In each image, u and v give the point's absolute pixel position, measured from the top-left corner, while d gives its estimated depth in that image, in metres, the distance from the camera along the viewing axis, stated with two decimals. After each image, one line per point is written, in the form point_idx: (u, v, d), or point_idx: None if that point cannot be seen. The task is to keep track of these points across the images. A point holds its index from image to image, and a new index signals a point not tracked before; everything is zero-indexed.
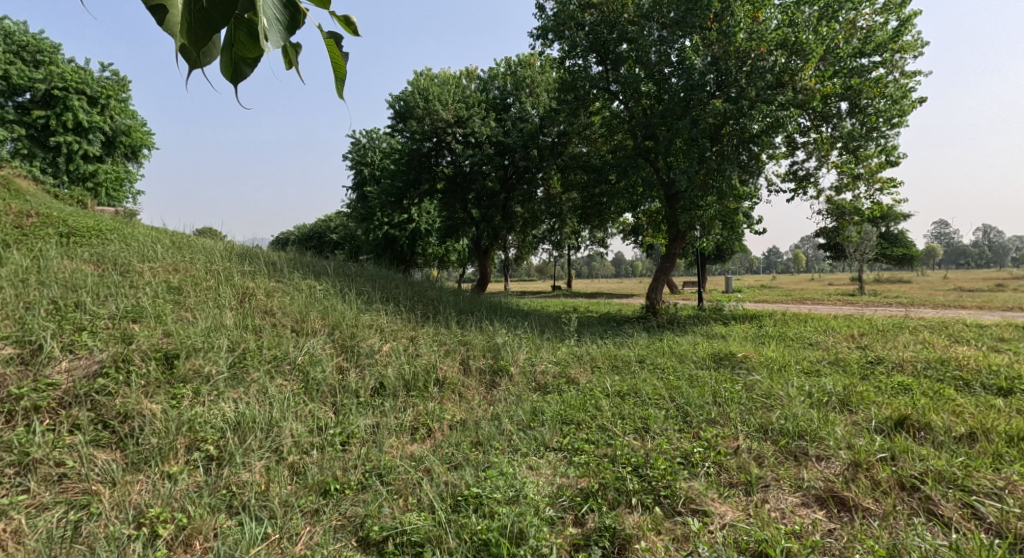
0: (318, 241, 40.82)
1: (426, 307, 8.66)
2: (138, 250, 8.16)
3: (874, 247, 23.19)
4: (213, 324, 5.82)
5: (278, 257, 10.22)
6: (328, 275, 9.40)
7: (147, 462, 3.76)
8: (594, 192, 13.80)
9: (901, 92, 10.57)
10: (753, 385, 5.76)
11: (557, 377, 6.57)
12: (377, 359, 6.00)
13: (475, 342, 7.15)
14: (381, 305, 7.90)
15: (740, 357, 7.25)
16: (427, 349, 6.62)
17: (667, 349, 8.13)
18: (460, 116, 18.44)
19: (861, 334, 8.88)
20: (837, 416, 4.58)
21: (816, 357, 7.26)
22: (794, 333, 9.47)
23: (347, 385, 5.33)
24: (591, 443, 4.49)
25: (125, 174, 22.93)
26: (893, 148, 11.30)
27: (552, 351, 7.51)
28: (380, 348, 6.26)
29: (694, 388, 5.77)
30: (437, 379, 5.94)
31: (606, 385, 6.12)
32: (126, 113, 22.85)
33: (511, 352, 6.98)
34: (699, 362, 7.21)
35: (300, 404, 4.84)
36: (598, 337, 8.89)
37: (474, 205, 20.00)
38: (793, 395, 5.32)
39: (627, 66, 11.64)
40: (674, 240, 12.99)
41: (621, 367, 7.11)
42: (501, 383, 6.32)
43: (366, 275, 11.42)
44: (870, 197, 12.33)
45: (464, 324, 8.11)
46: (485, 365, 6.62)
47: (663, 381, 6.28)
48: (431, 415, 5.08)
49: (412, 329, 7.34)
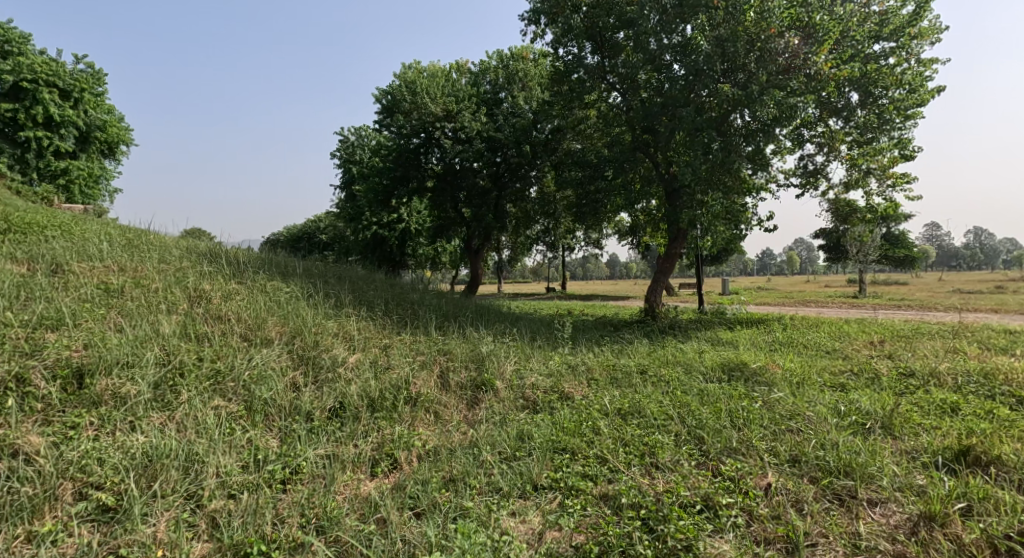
0: (306, 242, 39.69)
1: (406, 312, 7.85)
2: (81, 247, 7.30)
3: (877, 248, 22.55)
4: (147, 330, 5.00)
5: (246, 256, 9.40)
6: (299, 277, 8.59)
7: (10, 518, 2.99)
8: (589, 190, 13.05)
9: (919, 81, 9.88)
10: (776, 403, 5.00)
11: (549, 393, 5.78)
12: (344, 372, 5.22)
13: (457, 351, 6.35)
14: (355, 310, 7.11)
15: (755, 368, 6.46)
16: (401, 361, 5.83)
17: (671, 359, 7.33)
18: (450, 110, 17.63)
19: (881, 340, 8.16)
20: (884, 445, 3.84)
21: (840, 369, 6.47)
22: (806, 339, 8.73)
23: (300, 405, 4.51)
24: (589, 479, 3.74)
25: (100, 171, 21.93)
26: (908, 141, 10.60)
27: (544, 362, 6.71)
28: (347, 359, 5.47)
29: (706, 406, 5.02)
30: (409, 397, 5.14)
31: (604, 403, 5.35)
32: (102, 107, 21.85)
33: (497, 363, 6.19)
34: (708, 375, 6.43)
35: (237, 430, 3.99)
36: (595, 344, 8.09)
37: (465, 204, 19.22)
38: (823, 417, 4.56)
39: (626, 54, 11.16)
40: (674, 239, 12.27)
41: (621, 380, 6.31)
42: (484, 400, 5.55)
43: (346, 276, 10.65)
44: (881, 194, 11.63)
45: (446, 330, 7.30)
46: (466, 380, 5.82)
47: (670, 398, 5.50)
48: (399, 441, 4.29)
49: (386, 337, 6.53)
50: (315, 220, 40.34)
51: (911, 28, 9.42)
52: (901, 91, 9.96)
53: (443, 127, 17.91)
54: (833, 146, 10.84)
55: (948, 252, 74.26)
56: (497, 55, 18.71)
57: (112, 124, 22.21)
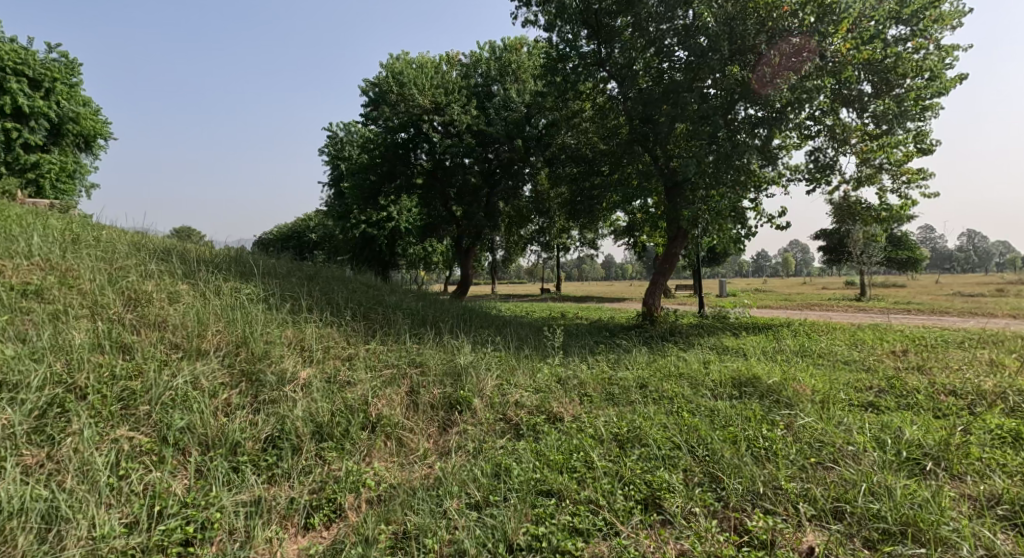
0: (295, 241, 38.65)
1: (379, 316, 7.03)
2: (8, 241, 6.45)
3: (881, 249, 21.81)
4: (52, 341, 4.17)
5: (210, 254, 8.62)
6: (263, 277, 7.76)
7: None
8: (584, 187, 12.27)
9: (940, 68, 9.12)
10: (802, 430, 4.23)
11: (534, 414, 4.99)
12: (293, 391, 4.42)
13: (432, 363, 5.55)
14: (321, 315, 6.31)
15: (770, 383, 5.69)
16: (363, 375, 5.01)
17: (674, 371, 6.52)
18: (438, 103, 16.78)
19: (905, 349, 7.41)
20: (943, 494, 3.14)
21: (866, 386, 5.70)
22: (820, 347, 7.98)
23: (228, 434, 3.70)
24: (581, 537, 3.09)
25: (75, 165, 20.94)
26: (926, 134, 9.85)
27: (531, 375, 5.91)
28: (297, 373, 4.66)
29: (719, 433, 4.26)
30: (367, 420, 4.34)
31: (598, 428, 4.58)
32: (76, 99, 20.86)
33: (477, 377, 5.40)
34: (716, 392, 5.67)
35: (130, 473, 3.24)
36: (589, 354, 7.30)
37: (455, 202, 18.43)
38: (861, 452, 3.81)
39: (624, 39, 10.29)
40: (674, 239, 11.50)
41: (618, 398, 5.55)
42: (459, 422, 4.79)
43: (321, 276, 9.84)
44: (896, 191, 10.89)
45: (421, 337, 6.48)
46: (439, 398, 5.03)
47: (676, 423, 4.72)
48: (345, 481, 3.52)
49: (352, 346, 5.72)
50: (304, 219, 39.42)
51: (932, 11, 8.68)
52: (921, 78, 9.20)
53: (431, 120, 17.06)
54: (845, 139, 10.09)
55: (943, 255, 74.05)
56: (489, 46, 17.84)
57: (88, 116, 21.24)
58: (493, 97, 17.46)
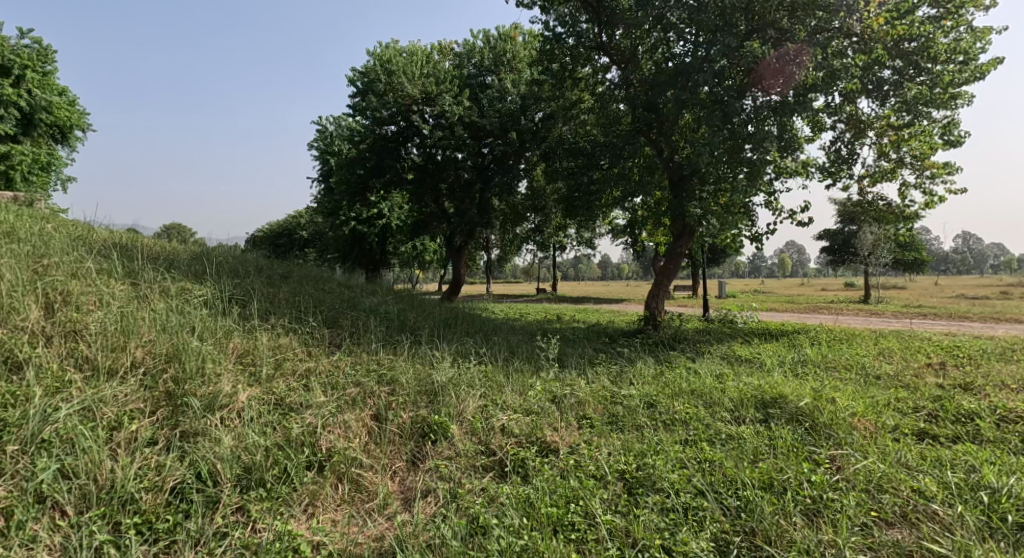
0: (285, 238, 37.58)
1: (350, 322, 6.17)
2: None
3: (889, 251, 20.99)
4: None
5: (167, 251, 7.73)
6: (219, 277, 6.84)
7: None
8: (582, 182, 11.42)
9: (975, 51, 8.28)
10: (852, 472, 3.45)
11: (523, 444, 4.15)
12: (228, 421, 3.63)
13: (404, 381, 4.70)
14: (279, 322, 5.44)
15: (798, 403, 4.89)
16: (320, 397, 4.15)
17: (685, 386, 5.70)
18: (429, 93, 15.86)
19: (943, 362, 6.62)
20: None
21: (911, 408, 4.91)
22: (845, 358, 7.20)
23: (122, 484, 2.91)
24: None
25: (48, 156, 19.83)
26: (954, 125, 9.00)
27: (521, 393, 5.08)
28: (235, 392, 3.83)
29: (751, 473, 3.48)
30: (313, 458, 3.51)
31: (602, 465, 3.79)
32: (50, 87, 19.75)
33: (456, 398, 4.57)
34: (736, 415, 4.88)
35: None
36: (588, 365, 6.49)
37: (447, 198, 17.56)
38: (929, 514, 3.06)
39: (627, 20, 9.42)
40: (679, 237, 10.63)
41: (623, 422, 4.75)
42: (432, 456, 3.96)
43: (294, 275, 8.98)
44: (919, 186, 10.07)
45: (396, 347, 5.63)
46: (411, 426, 4.21)
47: (694, 458, 3.92)
48: (268, 552, 2.75)
49: (311, 360, 4.86)
50: (295, 216, 38.42)
51: None
52: (954, 63, 8.37)
53: (421, 111, 16.17)
54: (865, 129, 9.30)
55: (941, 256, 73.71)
56: (483, 35, 16.89)
57: (63, 107, 20.11)
58: (486, 89, 16.56)
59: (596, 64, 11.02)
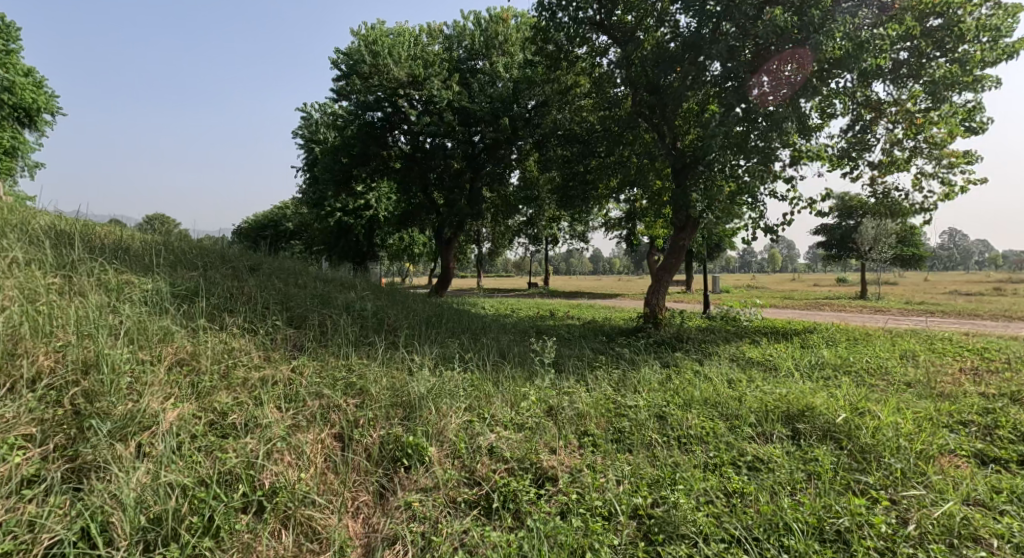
0: (270, 229, 36.45)
1: (319, 321, 5.43)
2: None
3: (892, 246, 20.44)
4: None
5: (119, 238, 6.91)
6: (173, 267, 6.05)
7: None
8: (578, 169, 10.69)
9: (1005, 30, 7.63)
10: (921, 518, 2.86)
11: (516, 470, 3.47)
12: (148, 446, 2.97)
13: (374, 392, 3.99)
14: (233, 322, 4.70)
15: (832, 417, 4.24)
16: (271, 415, 3.43)
17: (697, 394, 5.02)
18: (416, 76, 15.02)
19: (976, 368, 6.03)
20: None
21: (959, 423, 4.31)
22: (865, 360, 6.61)
23: None
24: None
25: (13, 139, 18.71)
26: (975, 111, 8.37)
27: (512, 404, 4.38)
28: (164, 407, 3.19)
29: (796, 515, 2.92)
30: (250, 497, 2.84)
31: (611, 500, 3.15)
32: (15, 66, 18.58)
33: (436, 413, 3.86)
34: (761, 432, 4.22)
35: None
36: (586, 369, 5.81)
37: (435, 188, 16.74)
38: None
39: None
40: (681, 229, 9.93)
41: (632, 439, 4.08)
42: (403, 489, 3.26)
43: (265, 267, 8.20)
44: (935, 177, 9.49)
45: (368, 351, 4.89)
46: (380, 449, 3.50)
47: (721, 490, 3.27)
48: None
49: (267, 366, 4.13)
50: (281, 207, 37.33)
51: None
52: (982, 42, 7.71)
53: (407, 95, 15.33)
54: (881, 115, 8.66)
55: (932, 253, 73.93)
56: (474, 17, 15.99)
57: (28, 88, 18.93)
58: (476, 73, 15.71)
59: (594, 43, 10.26)
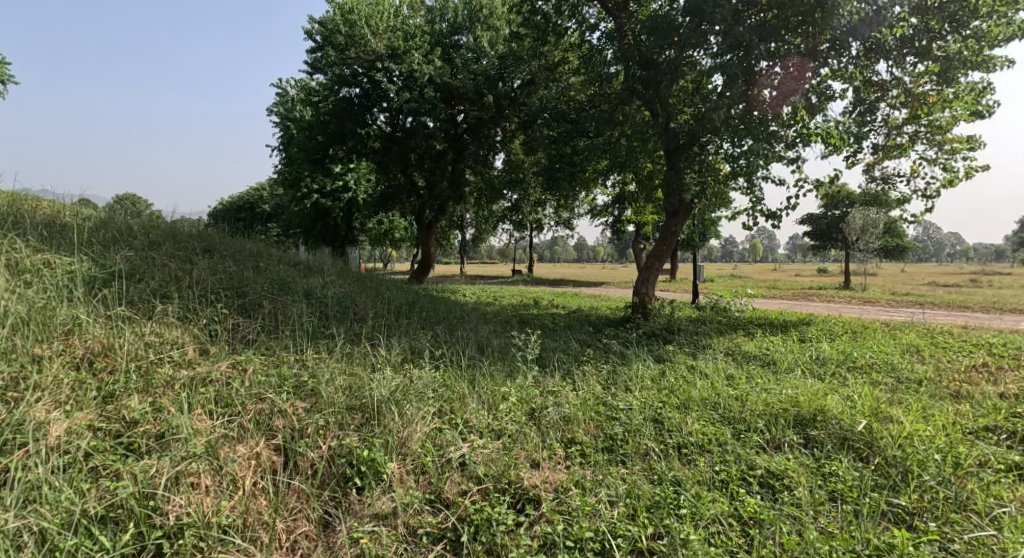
0: (246, 212, 35.17)
1: (271, 308, 4.76)
2: None
3: (879, 236, 20.23)
4: None
5: (50, 212, 6.12)
6: (105, 245, 5.31)
7: None
8: (565, 150, 10.08)
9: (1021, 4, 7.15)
10: None
11: (492, 491, 2.91)
12: (16, 473, 2.44)
13: (327, 393, 3.36)
14: (166, 309, 4.02)
15: (849, 423, 3.73)
16: (192, 423, 2.83)
17: (695, 393, 4.50)
18: (395, 49, 14.17)
19: (987, 364, 5.61)
20: None
21: (986, 429, 3.86)
22: (869, 355, 6.16)
23: None
24: None
25: None
26: (983, 92, 7.93)
27: (489, 407, 3.79)
28: (47, 420, 2.65)
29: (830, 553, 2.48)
30: (145, 539, 2.34)
31: (605, 532, 2.63)
32: None
33: (397, 420, 3.25)
34: (771, 441, 3.70)
35: None
36: (571, 364, 5.26)
37: (416, 169, 15.97)
38: None
39: None
40: (674, 214, 9.34)
41: (624, 448, 3.54)
42: (352, 518, 2.68)
43: (222, 248, 7.46)
44: (938, 163, 9.06)
45: (324, 343, 4.24)
46: (326, 466, 2.90)
47: (735, 518, 2.76)
48: None
49: (200, 361, 3.48)
50: (257, 189, 36.00)
51: None
52: (997, 17, 7.23)
53: (386, 69, 14.49)
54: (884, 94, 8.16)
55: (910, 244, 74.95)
56: None
57: None
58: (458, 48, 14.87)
59: (585, 14, 9.56)
